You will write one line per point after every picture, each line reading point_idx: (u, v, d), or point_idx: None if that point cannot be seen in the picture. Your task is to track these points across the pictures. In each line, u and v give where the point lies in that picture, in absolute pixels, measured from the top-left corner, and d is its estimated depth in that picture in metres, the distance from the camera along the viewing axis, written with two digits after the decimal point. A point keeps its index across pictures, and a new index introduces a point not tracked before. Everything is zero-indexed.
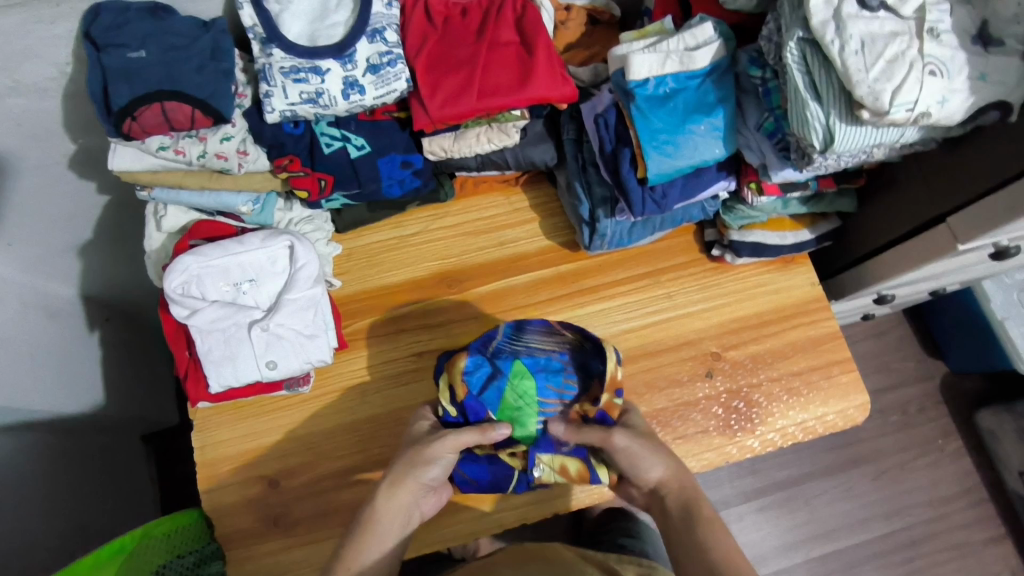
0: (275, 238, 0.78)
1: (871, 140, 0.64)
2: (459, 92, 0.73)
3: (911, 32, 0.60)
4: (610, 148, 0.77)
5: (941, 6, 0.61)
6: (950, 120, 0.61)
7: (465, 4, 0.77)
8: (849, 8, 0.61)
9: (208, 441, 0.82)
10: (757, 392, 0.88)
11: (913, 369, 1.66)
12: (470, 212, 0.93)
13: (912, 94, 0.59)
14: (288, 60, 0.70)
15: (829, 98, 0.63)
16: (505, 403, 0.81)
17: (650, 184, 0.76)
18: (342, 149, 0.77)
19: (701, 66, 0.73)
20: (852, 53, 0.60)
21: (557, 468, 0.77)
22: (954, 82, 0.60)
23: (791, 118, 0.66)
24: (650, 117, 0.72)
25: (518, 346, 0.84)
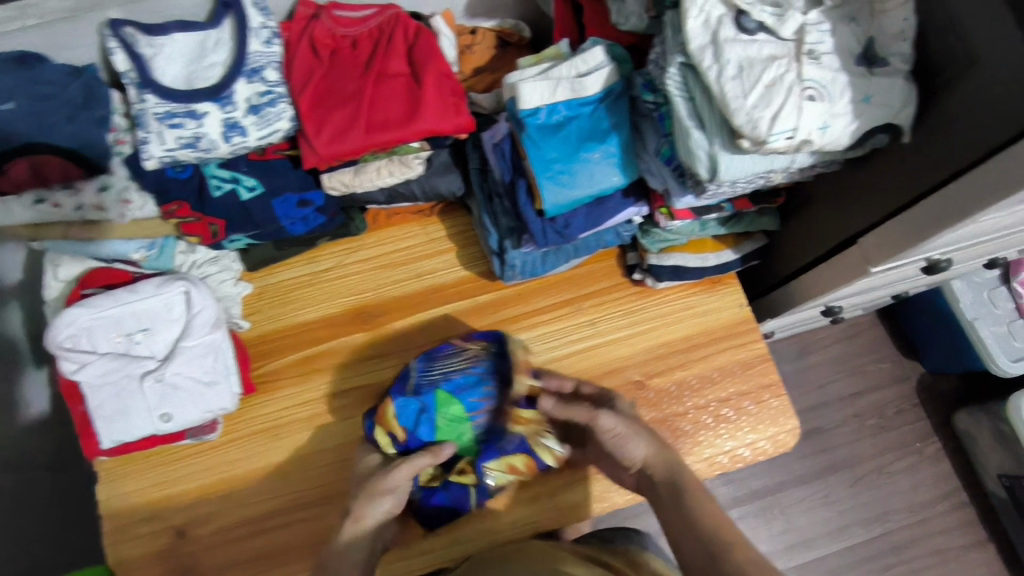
0: (169, 284, 0.76)
1: (761, 166, 0.61)
2: (346, 127, 0.70)
3: (790, 55, 0.57)
4: (508, 179, 0.76)
5: (821, 26, 0.58)
6: (837, 145, 0.58)
7: (353, 35, 0.74)
8: (727, 31, 0.58)
9: (115, 492, 0.80)
10: (685, 421, 0.85)
11: (889, 370, 1.60)
12: (386, 243, 0.90)
13: (792, 120, 0.56)
14: (163, 105, 0.68)
15: (711, 126, 0.60)
16: (440, 431, 0.79)
17: (548, 215, 0.73)
18: (232, 191, 0.75)
19: (592, 92, 0.70)
20: (729, 79, 0.57)
21: (506, 469, 0.77)
22: (836, 107, 0.56)
23: (678, 147, 0.63)
24: (543, 147, 0.69)
25: (434, 373, 0.81)
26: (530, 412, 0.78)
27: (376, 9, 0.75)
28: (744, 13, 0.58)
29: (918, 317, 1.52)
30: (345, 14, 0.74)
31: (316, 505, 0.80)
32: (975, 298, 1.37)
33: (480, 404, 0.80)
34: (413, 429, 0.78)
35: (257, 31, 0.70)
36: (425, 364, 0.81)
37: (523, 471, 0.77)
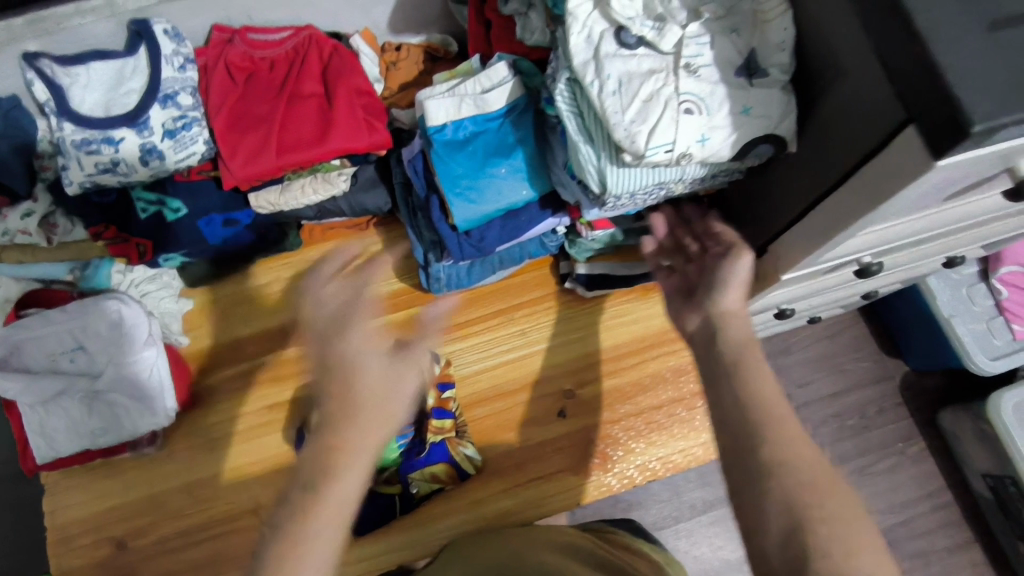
0: (101, 302, 0.78)
1: (649, 179, 0.62)
2: (258, 150, 0.72)
3: (668, 68, 0.57)
4: (424, 194, 0.77)
5: (700, 38, 0.57)
6: (721, 156, 0.58)
7: (269, 56, 0.76)
8: (608, 47, 0.58)
9: (57, 506, 0.82)
10: (617, 427, 0.85)
11: (869, 369, 1.46)
12: (323, 257, 0.92)
13: (670, 135, 0.56)
14: (79, 133, 0.70)
15: (599, 140, 0.60)
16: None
17: (461, 229, 0.74)
18: (158, 213, 0.77)
19: (496, 108, 0.71)
20: (610, 94, 0.58)
21: (428, 479, 0.81)
22: (715, 119, 0.57)
23: (572, 159, 0.64)
24: (450, 162, 0.71)
25: None
26: (448, 422, 0.81)
27: (291, 31, 0.77)
28: (624, 27, 0.58)
29: (896, 310, 1.39)
30: (259, 37, 0.76)
31: (252, 515, 0.82)
32: (952, 294, 1.27)
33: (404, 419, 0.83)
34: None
35: (170, 58, 0.72)
36: None
37: (444, 479, 0.81)
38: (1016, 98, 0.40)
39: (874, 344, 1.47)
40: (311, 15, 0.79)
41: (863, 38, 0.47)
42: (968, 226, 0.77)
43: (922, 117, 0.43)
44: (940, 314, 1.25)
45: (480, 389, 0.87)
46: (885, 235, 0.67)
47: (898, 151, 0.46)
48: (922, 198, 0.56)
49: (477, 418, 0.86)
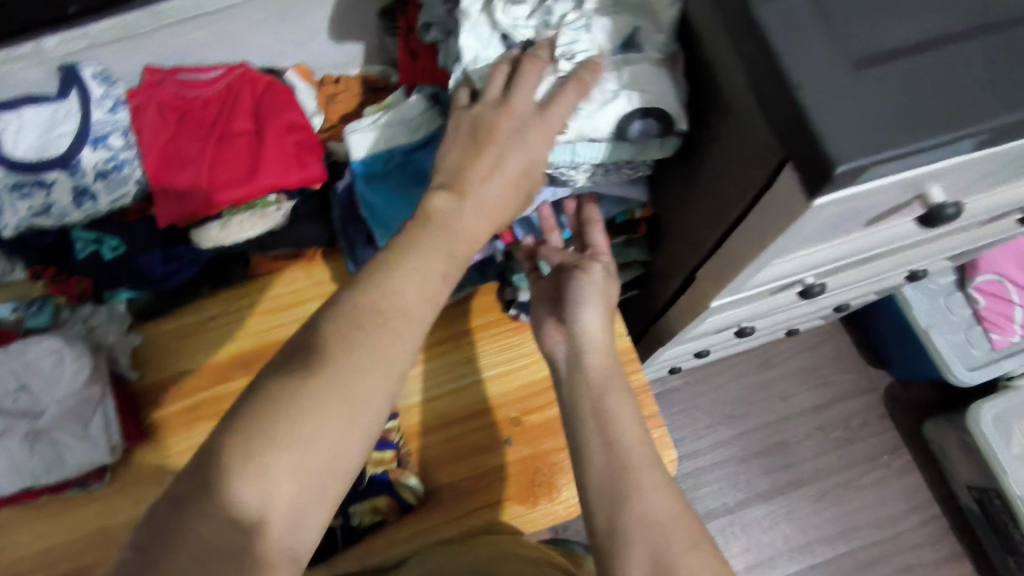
0: (46, 340, 0.80)
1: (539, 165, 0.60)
2: (189, 188, 0.74)
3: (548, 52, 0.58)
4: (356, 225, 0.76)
5: (579, 23, 0.58)
6: (601, 131, 0.57)
7: (200, 93, 0.77)
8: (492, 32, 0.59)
9: (4, 544, 0.83)
10: (567, 455, 0.85)
11: (852, 381, 1.43)
12: (270, 289, 0.92)
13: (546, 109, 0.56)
14: (10, 177, 0.71)
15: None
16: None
17: None
18: (95, 252, 0.79)
19: (417, 138, 0.70)
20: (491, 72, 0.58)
21: (368, 509, 0.81)
22: (605, 93, 0.56)
23: None
24: (376, 195, 0.71)
25: None
26: (389, 453, 0.82)
27: (224, 69, 0.79)
28: (509, 37, 0.59)
29: (876, 323, 1.38)
30: (192, 76, 0.78)
31: None
32: (931, 305, 1.24)
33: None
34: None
35: (100, 100, 0.73)
36: None
37: (386, 511, 0.81)
38: (880, 138, 0.40)
39: (857, 355, 1.45)
40: (245, 53, 0.81)
41: (742, 74, 0.47)
42: (911, 244, 0.77)
43: (793, 156, 0.43)
44: (917, 326, 1.22)
45: (427, 418, 0.86)
46: (811, 258, 0.67)
47: (783, 187, 0.46)
48: (832, 226, 0.56)
49: (423, 447, 0.85)
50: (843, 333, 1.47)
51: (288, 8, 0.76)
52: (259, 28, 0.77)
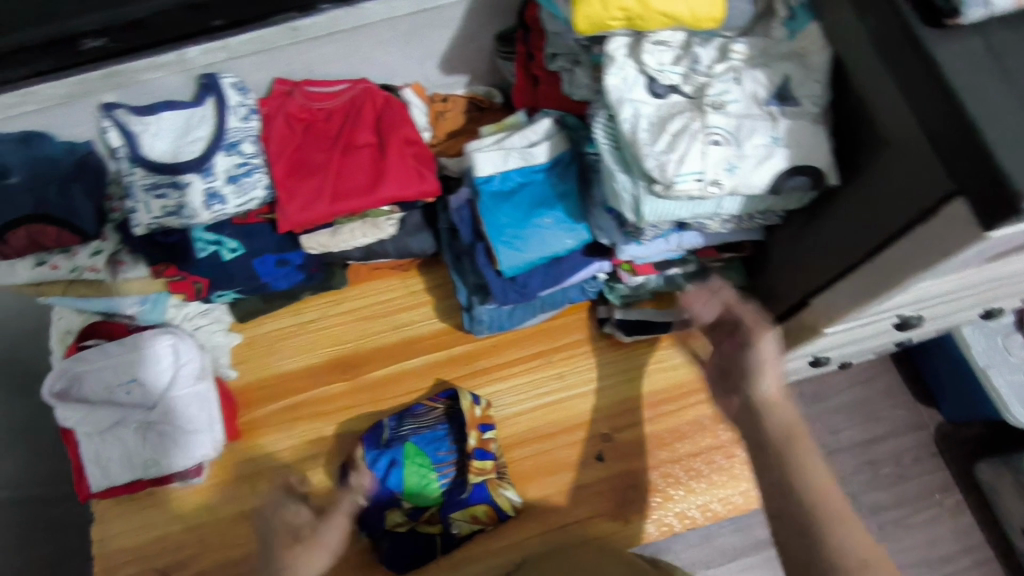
0: (156, 336, 0.81)
1: (687, 211, 0.62)
2: (314, 196, 0.76)
3: (693, 107, 0.60)
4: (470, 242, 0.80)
5: (726, 78, 0.60)
6: (754, 187, 0.58)
7: (326, 108, 0.80)
8: (640, 93, 0.61)
9: (106, 533, 0.85)
10: (655, 474, 0.86)
11: (905, 418, 1.42)
12: (367, 296, 0.95)
13: (697, 164, 0.58)
14: (150, 177, 0.74)
15: (634, 169, 0.61)
16: (408, 482, 0.83)
17: (507, 275, 0.76)
18: (215, 253, 0.80)
19: (541, 160, 0.74)
20: (642, 129, 0.60)
21: (468, 520, 0.82)
22: (756, 144, 0.58)
23: (609, 192, 0.65)
24: (494, 212, 0.73)
25: (404, 431, 0.86)
26: (490, 463, 0.83)
27: (349, 83, 0.82)
28: (654, 79, 0.61)
29: (930, 361, 1.37)
30: (319, 90, 0.81)
31: None
32: (988, 345, 1.21)
33: (445, 457, 0.85)
34: (382, 477, 0.83)
35: (235, 109, 0.76)
36: (396, 420, 0.86)
37: (485, 520, 0.82)
38: None
39: (909, 392, 1.44)
40: (369, 70, 0.84)
41: (912, 119, 0.49)
42: (1006, 282, 0.78)
43: (967, 193, 0.45)
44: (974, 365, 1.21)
45: (520, 431, 0.89)
46: (924, 292, 0.69)
47: (942, 223, 0.49)
48: (967, 260, 0.57)
49: (517, 460, 0.87)
50: (892, 368, 1.46)
51: (414, 30, 0.79)
52: (385, 46, 0.80)
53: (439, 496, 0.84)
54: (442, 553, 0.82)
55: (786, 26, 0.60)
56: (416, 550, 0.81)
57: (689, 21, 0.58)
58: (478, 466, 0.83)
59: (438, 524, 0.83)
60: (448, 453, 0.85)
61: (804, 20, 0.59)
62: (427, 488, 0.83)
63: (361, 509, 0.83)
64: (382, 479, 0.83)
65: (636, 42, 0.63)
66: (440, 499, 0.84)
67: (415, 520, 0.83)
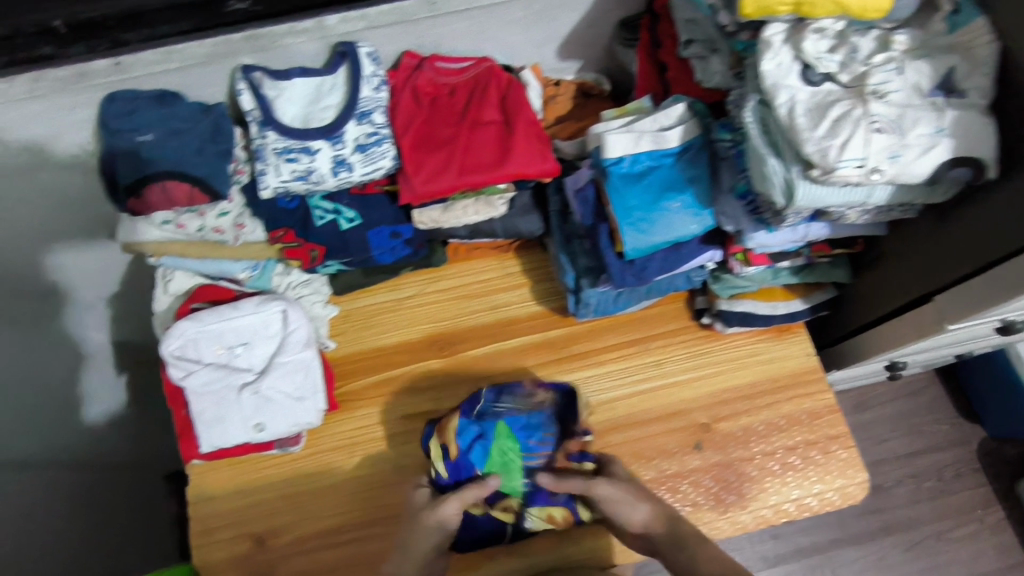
0: (269, 302, 0.82)
1: (838, 198, 0.62)
2: (441, 170, 0.76)
3: (852, 95, 0.60)
4: (590, 223, 0.81)
5: (887, 67, 0.60)
6: (914, 176, 0.59)
7: (451, 84, 0.81)
8: (794, 79, 0.62)
9: (203, 497, 0.85)
10: (750, 466, 0.86)
11: (947, 432, 1.43)
12: (465, 275, 0.96)
13: (861, 150, 0.58)
14: (282, 141, 0.75)
15: (788, 154, 0.62)
16: (492, 461, 0.80)
17: (629, 258, 0.77)
18: (333, 222, 0.82)
19: (673, 144, 0.75)
20: (800, 114, 0.61)
21: (545, 518, 0.80)
22: (920, 134, 0.58)
23: (754, 177, 0.66)
24: (622, 194, 0.74)
25: (499, 407, 0.83)
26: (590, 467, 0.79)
27: (473, 61, 0.82)
28: (811, 66, 0.62)
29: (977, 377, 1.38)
30: (445, 65, 0.81)
31: (388, 522, 0.84)
32: None
33: (538, 448, 0.81)
34: (466, 450, 0.80)
35: (368, 79, 0.76)
36: (494, 394, 0.84)
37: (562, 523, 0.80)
38: None
39: (952, 406, 1.45)
40: (492, 49, 0.84)
41: None
42: None
43: None
44: None
45: (616, 416, 0.89)
46: None
47: None
48: None
49: (612, 444, 0.88)
50: (937, 382, 1.47)
51: (543, 12, 0.80)
52: (513, 26, 0.81)
53: (517, 488, 0.80)
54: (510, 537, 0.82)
55: (948, 21, 0.61)
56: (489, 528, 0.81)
57: (857, 10, 0.59)
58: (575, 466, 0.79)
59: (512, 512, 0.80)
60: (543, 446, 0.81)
61: (971, 15, 0.60)
62: (512, 477, 0.80)
63: (435, 478, 0.80)
64: (467, 452, 0.80)
65: (793, 29, 0.63)
66: (520, 492, 0.80)
67: (491, 505, 0.80)
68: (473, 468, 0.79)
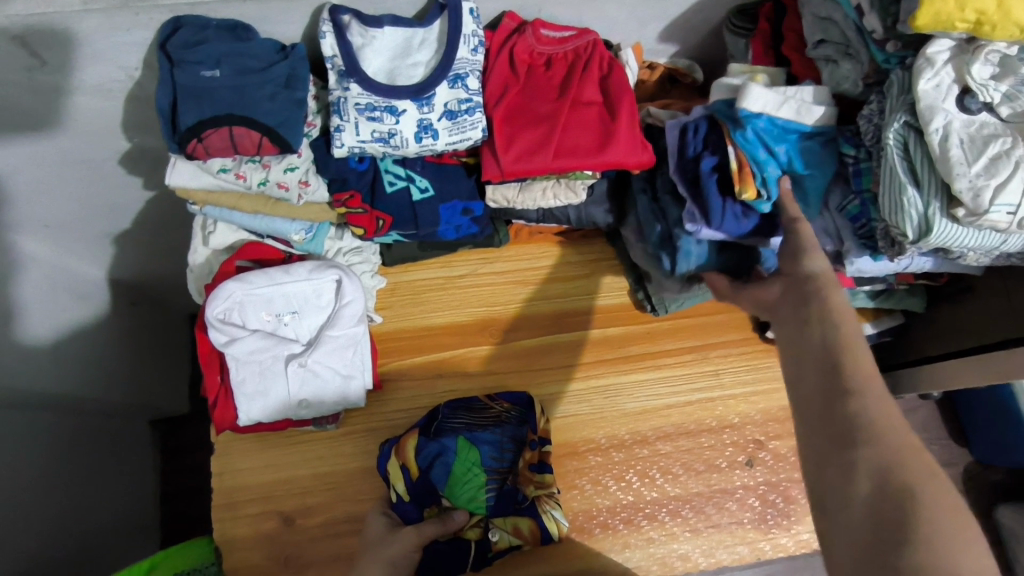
0: (323, 271, 0.75)
1: (970, 240, 0.59)
2: (535, 149, 0.70)
3: (1013, 134, 0.57)
4: (696, 159, 0.71)
5: None
6: None
7: (550, 54, 0.74)
8: (950, 106, 0.58)
9: (227, 468, 0.80)
10: (797, 488, 0.84)
11: (936, 452, 1.44)
12: (523, 259, 0.90)
13: (1018, 196, 0.54)
14: (365, 97, 0.67)
15: (930, 186, 0.58)
16: (453, 477, 0.77)
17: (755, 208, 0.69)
18: (405, 189, 0.75)
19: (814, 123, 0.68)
20: (955, 145, 0.56)
21: (510, 529, 0.75)
22: None
23: (881, 204, 0.61)
24: (756, 145, 0.67)
25: (457, 423, 0.80)
26: (550, 477, 0.78)
27: (576, 32, 0.75)
28: (972, 92, 0.58)
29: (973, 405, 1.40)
30: (547, 32, 0.74)
31: None
32: None
33: (495, 463, 0.78)
34: (426, 468, 0.77)
35: (467, 38, 0.69)
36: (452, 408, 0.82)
37: (528, 537, 0.75)
38: None
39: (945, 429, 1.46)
40: (594, 21, 0.77)
41: None
42: None
43: None
44: None
45: (669, 423, 0.85)
46: None
47: None
48: None
49: (662, 453, 0.84)
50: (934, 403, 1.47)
51: None
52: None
53: (483, 503, 0.76)
54: (473, 563, 0.74)
55: None
56: (449, 554, 0.73)
57: None
58: (534, 478, 0.78)
59: (477, 528, 0.75)
60: (499, 458, 0.79)
61: None
62: (475, 494, 0.76)
63: (395, 500, 0.76)
64: (426, 470, 0.77)
65: (960, 49, 0.59)
66: (485, 504, 0.76)
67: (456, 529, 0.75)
68: (436, 485, 0.76)
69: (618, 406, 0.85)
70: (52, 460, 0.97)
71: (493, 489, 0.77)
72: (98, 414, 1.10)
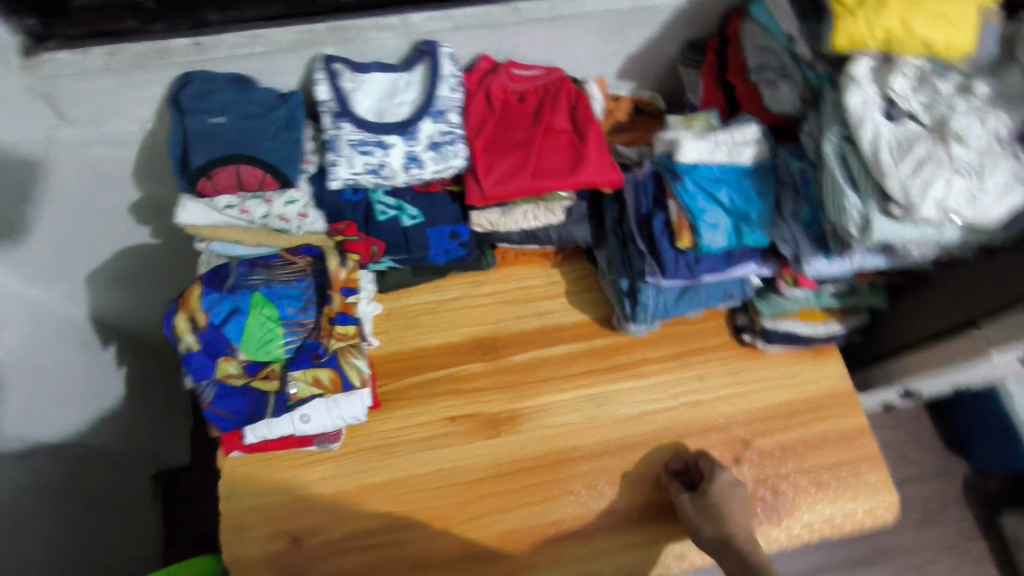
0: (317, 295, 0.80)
1: (909, 234, 0.65)
2: (513, 172, 0.77)
3: (935, 137, 0.63)
4: (648, 212, 0.81)
5: (969, 112, 0.63)
6: (988, 220, 0.63)
7: (522, 90, 0.82)
8: (877, 115, 0.65)
9: (235, 491, 0.84)
10: (784, 483, 0.87)
11: (932, 463, 1.46)
12: (510, 280, 0.96)
13: (942, 192, 0.61)
14: (357, 134, 0.75)
15: (866, 189, 0.65)
16: (249, 333, 0.74)
17: (698, 249, 0.77)
18: (396, 218, 0.82)
19: (746, 161, 0.78)
20: (884, 149, 0.63)
21: (308, 380, 0.75)
22: (998, 184, 0.62)
23: (828, 207, 0.68)
24: (696, 194, 0.76)
25: (254, 278, 0.77)
26: (352, 329, 0.77)
27: (544, 71, 0.83)
28: (894, 103, 0.65)
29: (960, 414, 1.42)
30: (519, 72, 0.82)
31: (430, 526, 0.82)
32: None
33: (298, 317, 0.77)
34: (218, 325, 0.74)
35: (446, 78, 0.77)
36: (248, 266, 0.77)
37: (327, 386, 0.75)
38: None
39: (939, 440, 1.48)
40: (559, 60, 0.86)
41: None
42: None
43: None
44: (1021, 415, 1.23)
45: (655, 428, 0.89)
46: None
47: None
48: None
49: (651, 456, 0.87)
50: (925, 415, 1.49)
51: (615, 26, 0.81)
52: (585, 39, 0.83)
53: (282, 354, 0.75)
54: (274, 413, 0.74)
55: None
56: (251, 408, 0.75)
57: (943, 48, 0.64)
58: (336, 330, 0.76)
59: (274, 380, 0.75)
60: (301, 314, 0.77)
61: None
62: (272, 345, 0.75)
63: (186, 352, 0.74)
64: (216, 326, 0.74)
65: (881, 66, 0.67)
66: (282, 356, 0.75)
67: (252, 376, 0.75)
68: (231, 339, 0.74)
69: (607, 413, 0.89)
70: (79, 501, 0.99)
71: (292, 341, 0.76)
72: (116, 460, 1.12)
